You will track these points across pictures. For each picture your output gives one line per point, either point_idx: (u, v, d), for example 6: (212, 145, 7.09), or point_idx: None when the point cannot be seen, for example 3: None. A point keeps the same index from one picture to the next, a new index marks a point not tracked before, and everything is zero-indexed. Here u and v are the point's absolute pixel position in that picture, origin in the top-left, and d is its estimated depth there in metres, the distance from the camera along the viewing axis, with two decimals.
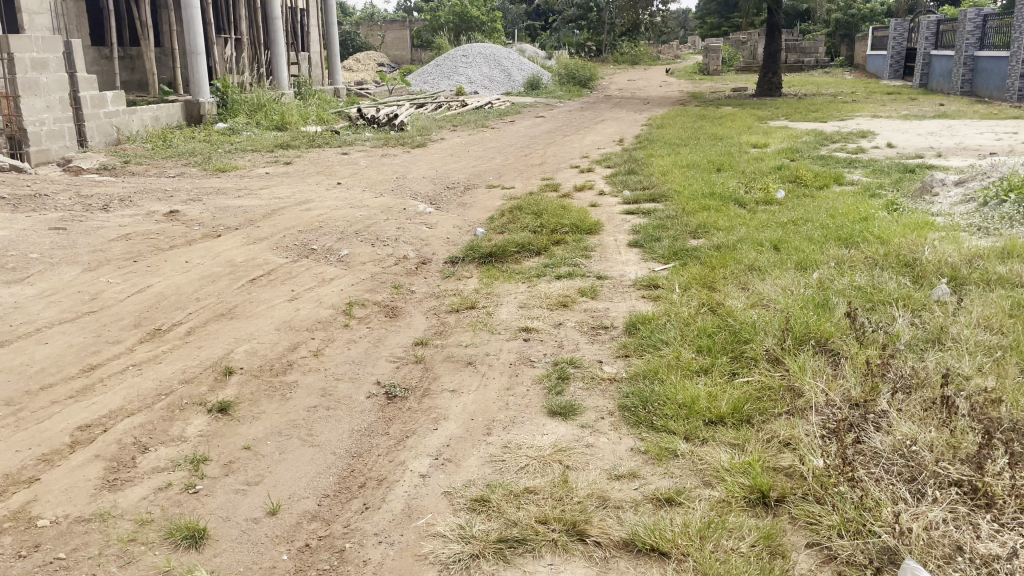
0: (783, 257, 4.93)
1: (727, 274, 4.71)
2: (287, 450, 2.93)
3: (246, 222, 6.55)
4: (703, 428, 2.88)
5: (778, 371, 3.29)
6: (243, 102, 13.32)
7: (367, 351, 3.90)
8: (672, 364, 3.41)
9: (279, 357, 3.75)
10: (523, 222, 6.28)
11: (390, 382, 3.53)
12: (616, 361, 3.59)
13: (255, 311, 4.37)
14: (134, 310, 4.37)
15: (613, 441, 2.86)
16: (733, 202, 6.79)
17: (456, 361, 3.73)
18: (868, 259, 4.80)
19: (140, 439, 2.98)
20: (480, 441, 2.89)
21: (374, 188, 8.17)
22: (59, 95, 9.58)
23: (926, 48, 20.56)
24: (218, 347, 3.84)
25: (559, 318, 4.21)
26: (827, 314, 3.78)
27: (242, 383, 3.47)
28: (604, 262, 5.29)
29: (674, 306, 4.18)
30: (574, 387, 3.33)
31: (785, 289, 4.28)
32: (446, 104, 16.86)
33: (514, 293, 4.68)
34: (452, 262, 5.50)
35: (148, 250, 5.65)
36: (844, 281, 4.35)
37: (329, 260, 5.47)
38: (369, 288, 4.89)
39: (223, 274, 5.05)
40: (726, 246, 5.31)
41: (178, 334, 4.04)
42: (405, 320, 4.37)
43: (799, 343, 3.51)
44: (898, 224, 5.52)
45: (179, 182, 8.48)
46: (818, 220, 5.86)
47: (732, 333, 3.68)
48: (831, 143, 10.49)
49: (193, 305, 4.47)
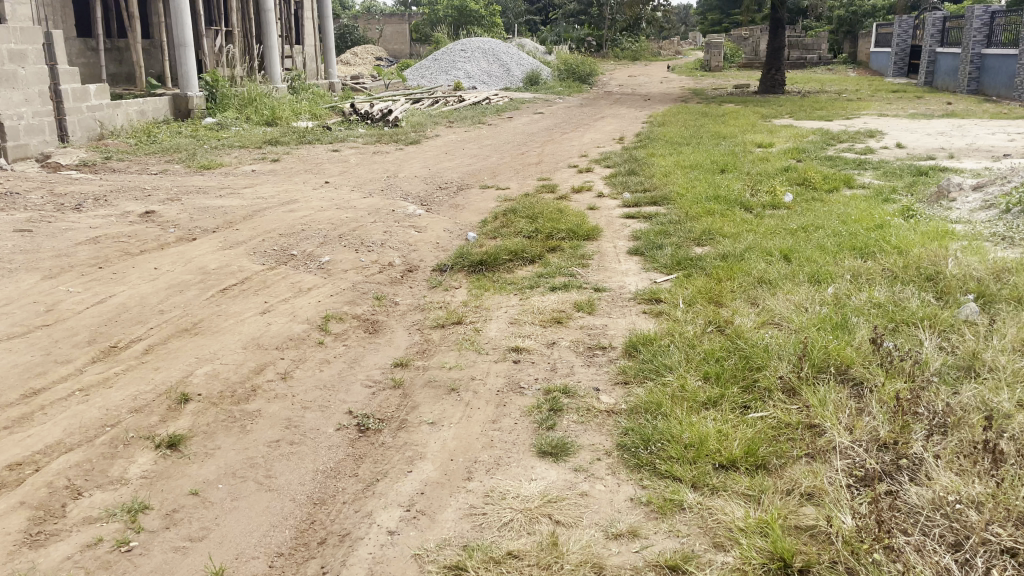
0: (794, 269, 4.58)
1: (735, 287, 4.37)
2: (240, 495, 2.58)
3: (224, 224, 6.20)
4: (713, 474, 2.54)
5: (795, 405, 2.94)
6: (233, 96, 12.92)
7: (341, 373, 3.55)
8: (676, 395, 3.06)
9: (243, 381, 3.40)
10: (517, 227, 5.93)
11: (363, 411, 3.18)
12: (614, 390, 3.24)
13: (222, 326, 4.02)
14: (90, 325, 4.02)
15: (611, 488, 2.51)
16: (738, 207, 6.43)
17: (437, 387, 3.38)
18: (886, 272, 4.46)
19: (75, 482, 2.63)
20: (458, 489, 2.54)
21: (364, 188, 7.83)
22: (38, 89, 9.22)
23: (932, 45, 20.19)
24: (176, 369, 3.48)
25: (552, 337, 3.86)
26: (847, 336, 3.43)
27: (198, 412, 3.12)
28: (602, 272, 4.93)
29: (678, 324, 3.83)
30: (567, 420, 2.98)
31: (799, 307, 3.94)
32: (442, 100, 16.47)
33: (504, 307, 4.33)
34: (440, 270, 5.15)
35: (116, 255, 5.28)
36: (862, 298, 4.00)
37: (307, 267, 5.12)
38: (348, 299, 4.54)
39: (193, 283, 4.69)
40: (732, 255, 4.96)
41: (134, 353, 3.68)
42: (385, 337, 4.02)
43: (818, 372, 3.17)
44: (917, 232, 5.17)
45: (160, 180, 8.12)
46: (829, 227, 5.52)
47: (743, 358, 3.33)
48: (838, 143, 10.14)
49: (154, 318, 4.11)
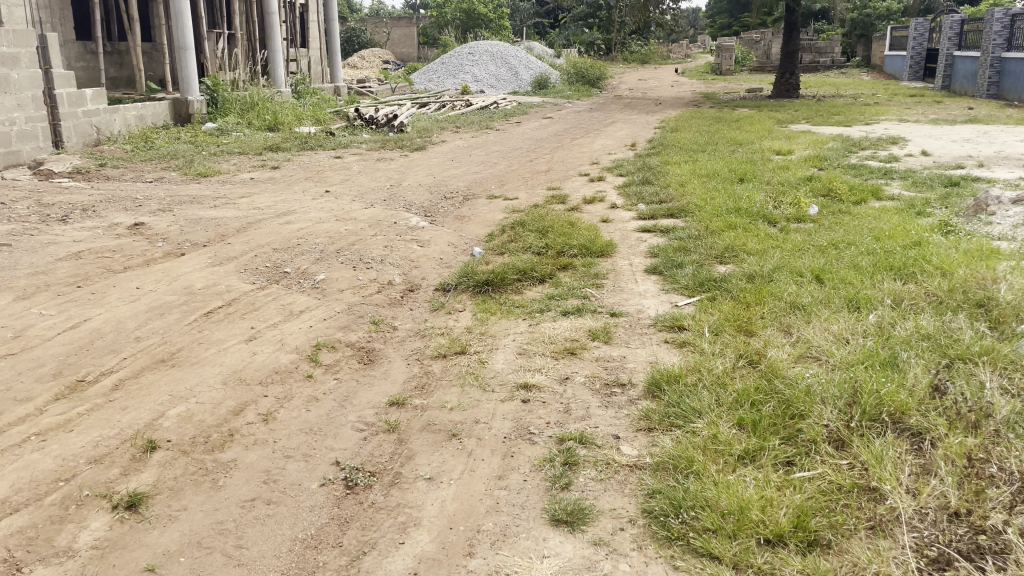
0: (829, 292, 4.21)
1: (766, 313, 3.99)
2: (204, 572, 2.22)
3: (216, 237, 5.84)
4: (757, 552, 2.16)
5: (845, 460, 2.58)
6: (235, 101, 12.60)
7: (329, 414, 3.18)
8: (708, 447, 2.69)
9: (218, 425, 3.03)
10: (526, 242, 5.56)
11: (352, 462, 2.81)
12: (636, 439, 2.86)
13: (201, 356, 3.65)
14: (58, 354, 3.65)
15: (636, 570, 2.15)
16: (762, 220, 6.05)
17: (437, 432, 3.00)
18: (931, 297, 4.08)
19: (15, 555, 2.28)
20: (457, 569, 2.18)
21: (365, 197, 7.47)
22: (32, 93, 8.89)
23: (949, 49, 19.71)
24: (146, 410, 3.13)
25: (565, 371, 3.48)
26: (900, 376, 3.05)
27: (165, 464, 2.76)
28: (618, 294, 4.55)
29: (705, 357, 3.45)
30: (583, 478, 2.60)
31: (839, 338, 3.56)
32: (449, 103, 16.14)
33: (512, 335, 3.94)
34: (443, 290, 4.79)
35: (97, 273, 4.93)
36: (908, 328, 3.62)
37: (300, 286, 4.76)
38: (342, 325, 4.17)
39: (175, 305, 4.33)
40: (759, 275, 4.58)
41: (102, 389, 3.32)
42: (381, 369, 3.65)
43: (870, 420, 2.79)
44: (959, 251, 4.78)
45: (153, 189, 7.78)
46: (862, 244, 5.13)
47: (782, 402, 2.95)
48: (860, 150, 9.73)
49: (129, 347, 3.75)
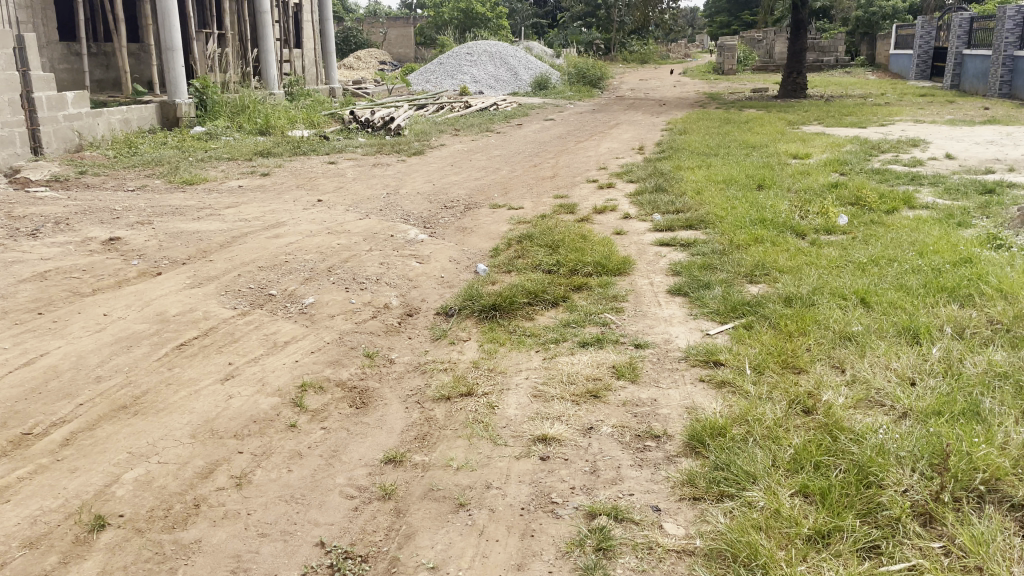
0: (880, 319, 3.74)
1: (813, 344, 3.52)
2: None
3: (198, 253, 5.35)
4: None
5: (939, 544, 2.13)
6: (225, 103, 12.11)
7: (314, 476, 2.70)
8: (772, 527, 2.22)
9: (182, 493, 2.56)
10: (535, 259, 5.09)
11: (341, 542, 2.34)
12: (681, 513, 2.38)
13: (168, 402, 3.17)
14: (3, 399, 3.16)
15: None
16: (789, 231, 5.60)
17: (441, 501, 2.53)
18: (996, 326, 3.61)
19: None
20: None
21: (361, 207, 6.99)
22: (8, 97, 8.38)
23: (958, 47, 19.26)
24: (98, 473, 2.65)
25: (589, 419, 3.00)
26: (988, 430, 2.58)
27: (115, 547, 2.30)
28: (640, 320, 4.08)
29: (752, 402, 2.98)
30: (621, 569, 2.13)
31: (903, 379, 3.09)
32: (448, 105, 15.68)
33: (525, 372, 3.47)
34: (445, 315, 4.33)
35: (62, 296, 4.44)
36: (980, 365, 3.15)
37: (286, 312, 4.28)
38: (332, 359, 3.69)
39: (145, 336, 3.85)
40: (798, 298, 4.10)
41: (50, 445, 2.85)
42: (376, 416, 3.18)
43: (964, 489, 2.32)
44: (1015, 269, 4.32)
45: (134, 198, 7.29)
46: (905, 260, 4.67)
47: (853, 466, 2.46)
48: (881, 154, 9.25)
49: (87, 390, 3.27)
